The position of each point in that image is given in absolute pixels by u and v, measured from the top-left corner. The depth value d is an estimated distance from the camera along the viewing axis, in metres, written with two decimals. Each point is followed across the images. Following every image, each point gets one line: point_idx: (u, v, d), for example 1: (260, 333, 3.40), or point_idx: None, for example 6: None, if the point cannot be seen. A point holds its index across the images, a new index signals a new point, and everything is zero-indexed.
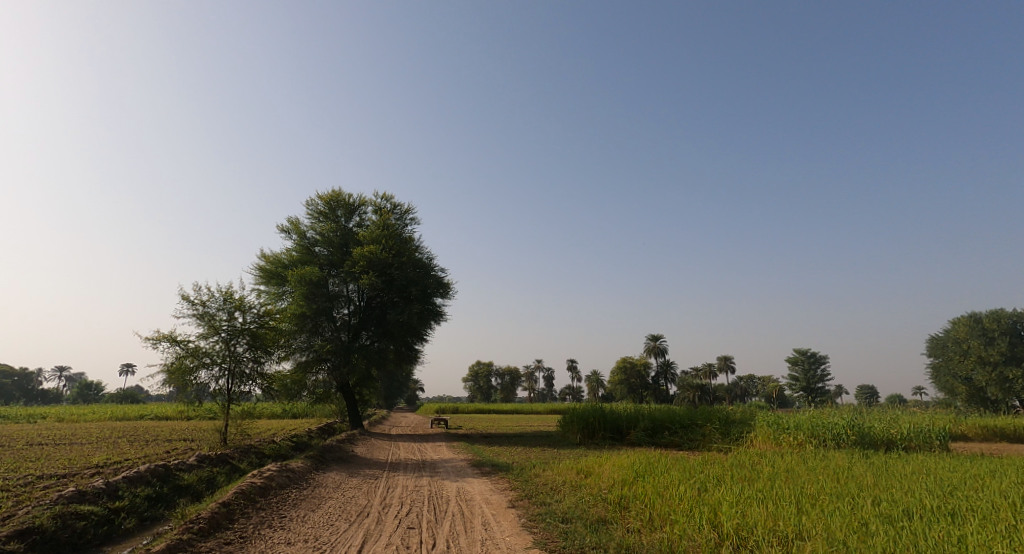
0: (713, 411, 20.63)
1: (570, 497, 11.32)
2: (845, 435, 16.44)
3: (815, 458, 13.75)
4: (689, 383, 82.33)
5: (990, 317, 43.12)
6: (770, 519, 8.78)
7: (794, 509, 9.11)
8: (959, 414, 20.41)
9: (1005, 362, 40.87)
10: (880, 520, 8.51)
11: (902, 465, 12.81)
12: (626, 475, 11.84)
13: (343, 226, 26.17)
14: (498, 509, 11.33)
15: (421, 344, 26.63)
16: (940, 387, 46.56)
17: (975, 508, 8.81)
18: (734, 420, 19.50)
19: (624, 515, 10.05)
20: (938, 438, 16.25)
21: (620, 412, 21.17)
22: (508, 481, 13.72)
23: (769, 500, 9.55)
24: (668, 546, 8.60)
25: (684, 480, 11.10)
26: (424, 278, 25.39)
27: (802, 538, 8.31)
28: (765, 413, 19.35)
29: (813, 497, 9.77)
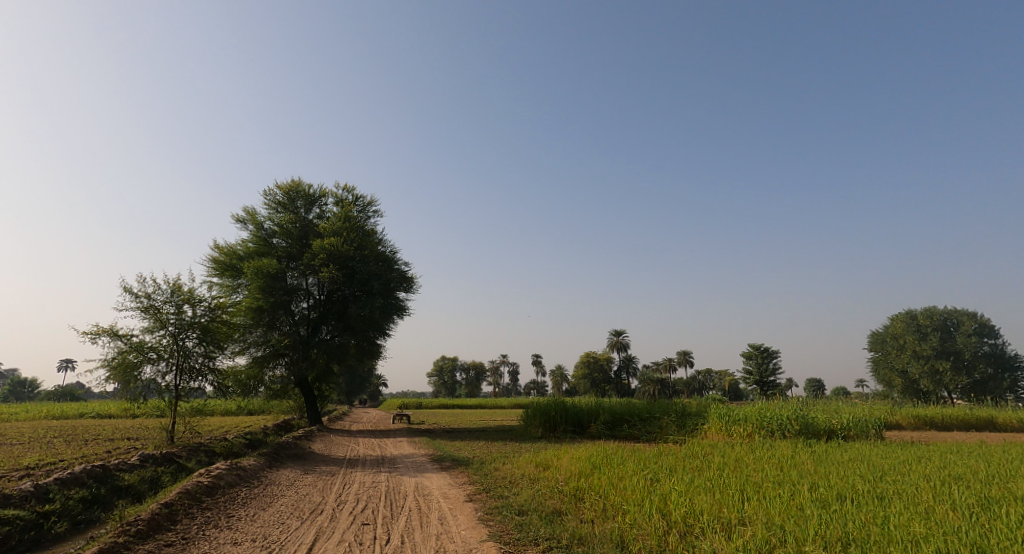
0: (670, 405, 21.09)
1: (528, 490, 11.45)
2: (790, 424, 17.08)
3: (761, 448, 14.29)
4: (650, 378, 84.02)
5: (924, 315, 45.74)
6: (715, 506, 9.11)
7: (738, 496, 9.46)
8: (894, 405, 21.40)
9: (936, 355, 43.47)
10: (815, 505, 8.94)
11: (840, 453, 13.47)
12: (583, 467, 12.07)
13: (303, 217, 25.62)
14: (455, 503, 11.38)
15: (383, 340, 26.27)
16: (878, 379, 48.47)
17: (901, 491, 9.32)
18: (690, 413, 20.01)
19: (578, 506, 10.20)
20: (873, 427, 17.16)
21: (581, 406, 21.40)
22: (467, 476, 13.79)
23: (716, 488, 9.92)
24: (618, 536, 8.77)
25: (637, 471, 11.40)
26: (386, 272, 25.09)
27: (743, 523, 8.65)
28: (719, 405, 19.94)
29: (757, 484, 10.17)
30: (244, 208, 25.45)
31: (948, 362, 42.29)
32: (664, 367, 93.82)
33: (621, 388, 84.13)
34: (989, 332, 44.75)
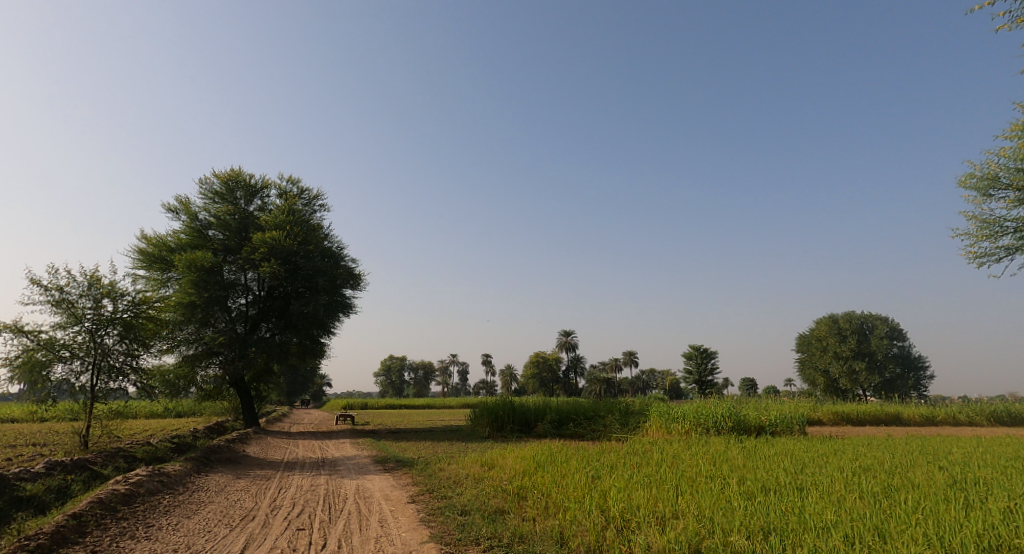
0: (614, 404, 21.42)
1: (472, 489, 11.34)
2: (723, 421, 17.67)
3: (697, 444, 14.71)
4: (596, 377, 85.52)
5: (844, 318, 48.22)
6: (651, 501, 9.26)
7: (673, 491, 9.67)
8: (816, 403, 22.52)
9: (854, 356, 46.23)
10: (741, 497, 9.24)
11: (768, 448, 14.05)
12: (526, 466, 12.08)
13: (242, 209, 24.59)
14: (397, 505, 11.17)
15: (327, 339, 25.51)
16: (804, 378, 50.99)
17: (816, 482, 9.77)
18: (633, 411, 20.40)
19: (521, 504, 10.17)
20: (797, 423, 17.98)
21: (528, 405, 21.44)
22: (411, 477, 13.55)
23: (653, 484, 10.12)
24: (558, 532, 8.77)
25: (579, 468, 11.50)
26: (332, 268, 24.38)
27: (676, 516, 8.83)
28: (660, 404, 20.42)
29: (692, 479, 10.44)
30: (177, 196, 24.20)
31: (863, 362, 45.20)
32: (609, 367, 95.69)
33: (567, 387, 85.19)
34: (898, 335, 48.02)
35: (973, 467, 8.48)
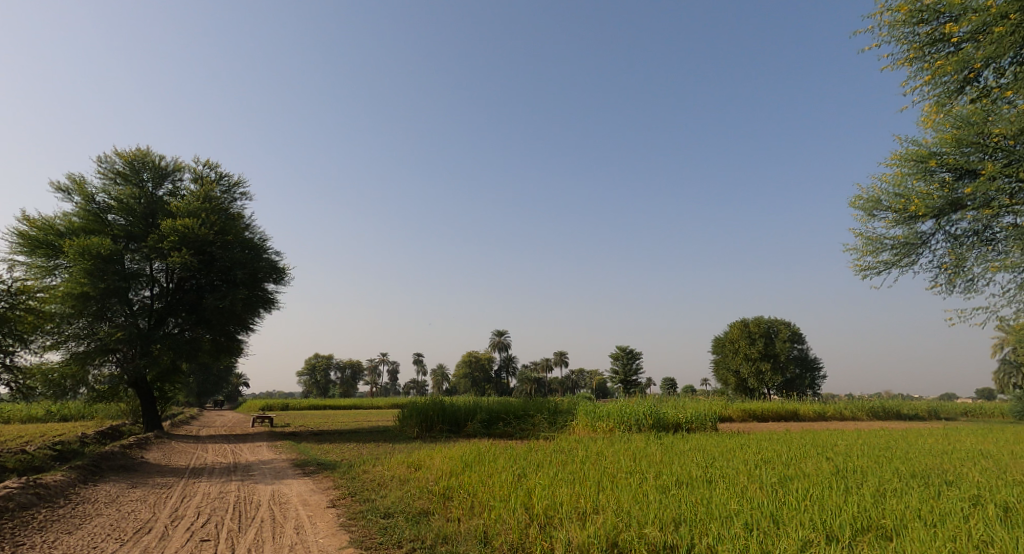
0: (543, 403, 21.78)
1: (396, 491, 11.19)
2: (645, 419, 18.36)
3: (620, 441, 15.25)
4: (526, 377, 86.58)
5: (754, 322, 51.09)
6: (573, 497, 9.49)
7: (594, 487, 9.97)
8: (728, 401, 23.82)
9: (761, 358, 49.11)
10: (657, 491, 9.67)
11: (683, 443, 14.77)
12: (453, 466, 12.07)
13: (149, 192, 23.12)
14: (315, 510, 10.86)
15: (244, 335, 24.33)
16: (718, 378, 53.67)
17: (724, 474, 10.37)
18: (561, 410, 20.79)
19: (446, 505, 10.13)
20: (709, 420, 18.96)
21: (458, 405, 21.31)
22: (332, 480, 13.21)
23: (576, 481, 10.39)
24: (482, 532, 8.79)
25: (506, 467, 11.59)
26: (252, 260, 23.30)
27: (596, 511, 9.09)
28: (586, 403, 20.97)
29: (613, 475, 10.81)
30: (72, 175, 22.40)
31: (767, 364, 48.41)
32: (540, 367, 97.22)
33: (497, 387, 85.71)
34: (797, 337, 51.33)
35: (859, 457, 9.27)
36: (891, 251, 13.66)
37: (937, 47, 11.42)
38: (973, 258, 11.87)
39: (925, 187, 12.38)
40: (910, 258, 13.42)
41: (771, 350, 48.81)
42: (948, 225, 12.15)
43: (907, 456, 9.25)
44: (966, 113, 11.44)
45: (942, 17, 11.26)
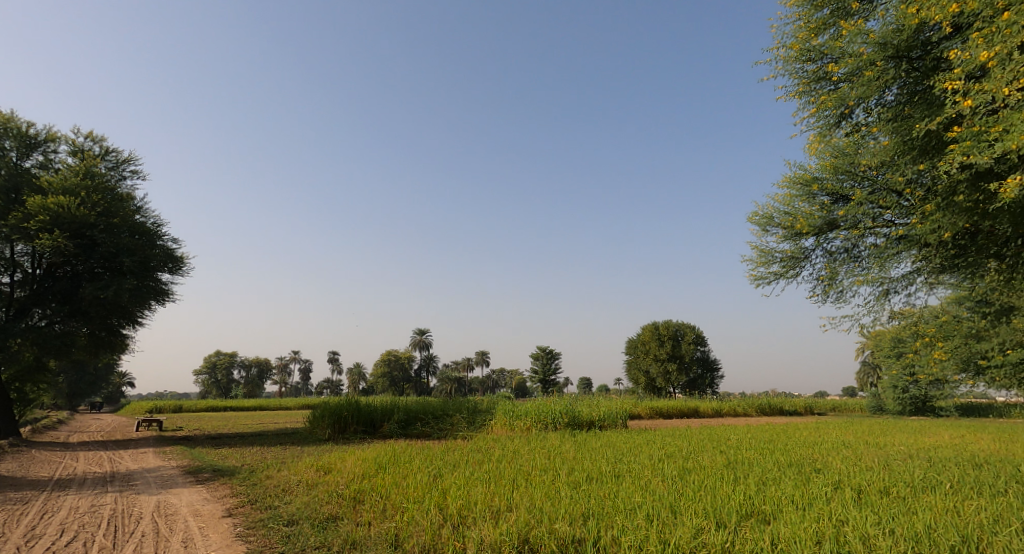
0: (462, 403, 21.74)
1: (302, 497, 10.86)
2: (560, 417, 18.87)
3: (536, 439, 15.64)
4: (446, 377, 86.47)
5: (663, 325, 53.28)
6: (487, 497, 9.64)
7: (508, 486, 10.17)
8: (639, 399, 24.91)
9: (669, 359, 51.82)
10: (568, 487, 10.00)
11: (595, 440, 15.38)
12: (367, 468, 11.92)
13: (16, 164, 20.97)
14: (208, 520, 10.34)
15: (129, 327, 22.56)
16: (630, 378, 55.93)
17: (633, 468, 10.94)
18: (480, 410, 21.00)
19: (356, 508, 9.95)
20: (620, 417, 19.80)
21: (374, 405, 20.50)
22: (230, 487, 12.63)
23: (490, 479, 10.56)
24: (393, 535, 8.72)
25: (422, 468, 11.61)
26: (141, 247, 21.61)
27: (509, 508, 9.26)
28: (504, 402, 21.28)
29: (527, 473, 11.09)
30: None
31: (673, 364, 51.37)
32: (460, 365, 97.37)
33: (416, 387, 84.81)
34: (700, 341, 54.46)
35: (747, 450, 10.11)
36: (780, 263, 14.88)
37: (818, 87, 12.10)
38: (844, 272, 13.10)
39: (807, 209, 13.21)
40: (796, 270, 14.65)
41: (679, 350, 51.71)
42: (825, 242, 13.32)
43: (789, 448, 10.22)
44: (840, 145, 12.27)
45: (822, 59, 11.93)
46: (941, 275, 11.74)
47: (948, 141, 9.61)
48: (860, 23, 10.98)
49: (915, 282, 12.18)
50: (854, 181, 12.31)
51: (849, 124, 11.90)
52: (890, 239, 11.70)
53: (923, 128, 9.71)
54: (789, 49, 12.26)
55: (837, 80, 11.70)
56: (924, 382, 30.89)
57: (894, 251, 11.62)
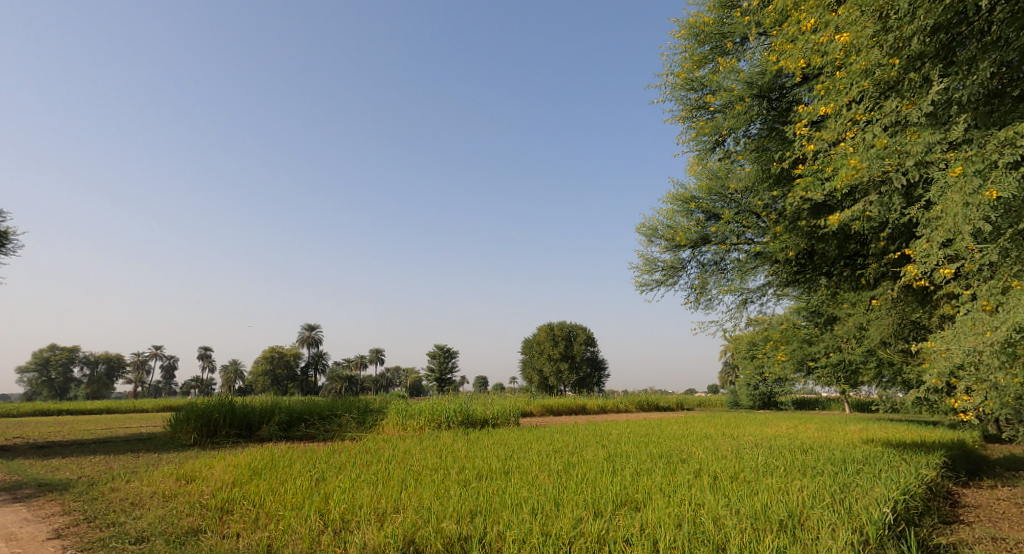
0: (350, 403, 20.61)
1: (156, 510, 8.70)
2: (455, 416, 18.94)
3: (428, 439, 15.69)
4: (337, 375, 83.90)
5: (559, 326, 55.33)
6: (374, 499, 8.63)
7: (396, 487, 9.46)
8: (533, 398, 25.41)
9: (561, 359, 53.73)
10: (456, 486, 9.80)
11: (488, 438, 15.73)
12: (239, 474, 10.37)
13: None
14: (26, 545, 7.70)
15: None
16: (524, 376, 57.22)
17: (522, 464, 11.32)
18: (371, 409, 20.35)
19: (224, 519, 8.31)
20: (514, 415, 20.38)
21: (251, 407, 18.19)
22: (64, 501, 9.65)
23: (377, 481, 9.85)
24: (266, 546, 7.35)
25: (303, 472, 10.54)
26: None
27: (395, 511, 8.25)
28: (398, 401, 21.02)
29: (417, 473, 10.75)
30: None
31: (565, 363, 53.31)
32: (352, 364, 95.06)
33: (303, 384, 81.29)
34: (592, 341, 56.92)
35: (626, 443, 10.98)
36: (661, 272, 16.02)
37: (700, 113, 13.19)
38: (712, 282, 14.33)
39: (685, 223, 14.27)
40: (674, 279, 15.84)
41: (571, 350, 53.89)
42: (698, 254, 14.51)
43: (662, 441, 11.13)
44: (715, 168, 13.36)
45: (704, 89, 13.02)
46: (787, 288, 13.21)
47: (795, 174, 11.02)
48: (735, 62, 12.16)
49: (768, 294, 13.60)
50: (725, 202, 13.43)
51: (722, 149, 13.07)
52: (750, 254, 13.07)
53: (781, 160, 11.14)
54: (676, 77, 13.26)
55: (714, 110, 12.81)
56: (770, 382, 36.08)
57: (752, 266, 12.92)
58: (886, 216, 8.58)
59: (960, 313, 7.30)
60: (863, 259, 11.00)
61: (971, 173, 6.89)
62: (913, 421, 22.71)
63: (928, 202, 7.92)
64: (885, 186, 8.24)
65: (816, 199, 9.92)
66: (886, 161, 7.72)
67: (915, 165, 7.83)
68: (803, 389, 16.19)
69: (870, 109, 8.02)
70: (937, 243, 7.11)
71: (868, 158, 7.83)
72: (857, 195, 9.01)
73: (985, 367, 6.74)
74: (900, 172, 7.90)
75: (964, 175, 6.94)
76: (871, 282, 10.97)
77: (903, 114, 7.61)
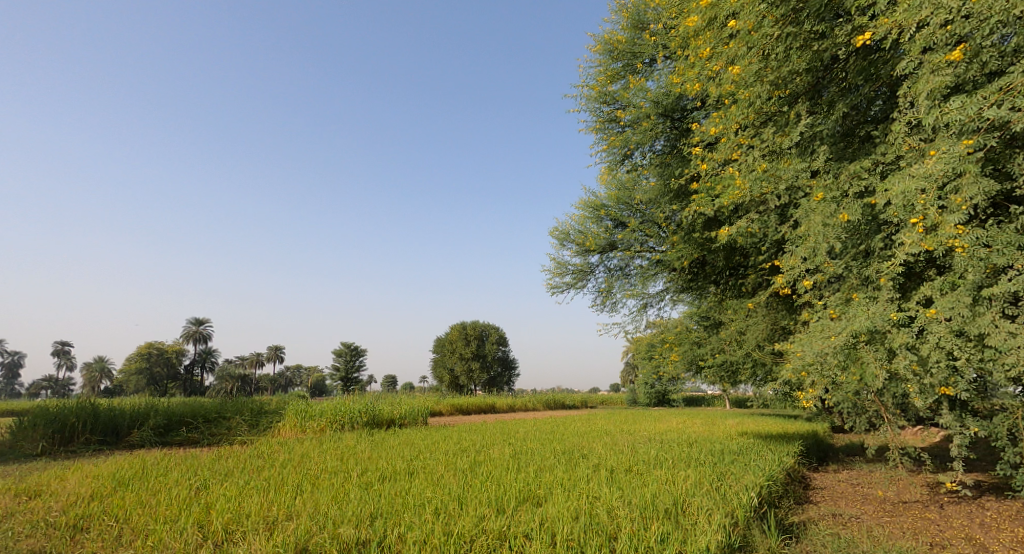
0: (239, 403, 17.63)
1: None
2: (360, 417, 17.07)
3: (331, 439, 14.21)
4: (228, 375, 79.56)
5: (471, 325, 55.50)
6: (265, 506, 7.08)
7: (291, 493, 7.63)
8: (440, 397, 25.16)
9: (472, 358, 53.82)
10: (361, 487, 8.09)
11: (395, 438, 15.26)
12: (97, 487, 8.00)
13: None
14: None
15: None
16: (435, 376, 56.71)
17: (430, 466, 9.86)
18: (267, 411, 17.48)
19: (77, 539, 6.46)
20: (421, 414, 20.03)
21: (117, 408, 14.66)
22: None
23: (270, 489, 7.83)
24: None
25: (181, 480, 8.27)
26: None
27: (289, 518, 6.86)
28: (296, 401, 18.30)
29: (314, 477, 8.65)
30: None
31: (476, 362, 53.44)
32: (247, 362, 90.97)
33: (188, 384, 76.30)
34: (503, 342, 57.56)
35: (530, 441, 11.18)
36: (571, 275, 16.51)
37: (611, 126, 13.80)
38: (617, 286, 15.00)
39: (595, 230, 14.82)
40: (583, 282, 16.40)
41: (483, 350, 54.25)
42: (606, 259, 15.13)
43: (566, 438, 11.53)
44: (623, 179, 13.98)
45: (616, 104, 13.61)
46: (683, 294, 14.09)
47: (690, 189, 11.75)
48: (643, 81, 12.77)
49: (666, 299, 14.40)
50: (631, 212, 14.11)
51: (631, 162, 13.77)
52: (651, 262, 13.79)
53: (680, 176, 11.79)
54: (591, 89, 13.76)
55: (624, 125, 13.47)
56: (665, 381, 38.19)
57: (653, 273, 13.64)
58: (764, 233, 9.38)
59: (813, 320, 8.03)
60: (745, 269, 11.93)
61: (830, 200, 7.79)
62: (781, 414, 25.08)
63: (795, 222, 8.81)
64: (761, 206, 9.04)
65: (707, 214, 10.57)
66: (763, 184, 8.44)
67: (787, 189, 8.64)
68: (692, 388, 17.39)
69: (753, 136, 8.83)
70: (799, 259, 7.82)
71: (750, 180, 8.54)
72: (741, 212, 9.80)
73: (827, 367, 7.36)
74: (775, 194, 8.61)
75: (825, 200, 7.85)
76: (751, 291, 11.89)
77: (776, 144, 8.41)
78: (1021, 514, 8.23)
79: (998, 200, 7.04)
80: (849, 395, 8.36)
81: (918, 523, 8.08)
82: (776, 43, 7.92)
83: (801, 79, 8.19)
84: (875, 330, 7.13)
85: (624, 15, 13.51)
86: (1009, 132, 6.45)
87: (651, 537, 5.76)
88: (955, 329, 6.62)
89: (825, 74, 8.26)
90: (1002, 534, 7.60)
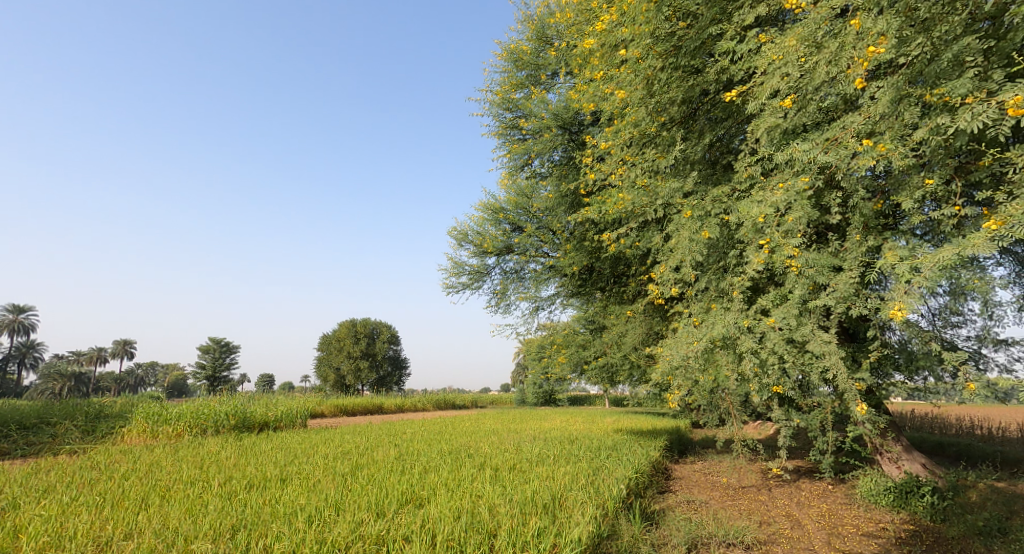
0: (73, 408, 15.77)
1: None
2: (226, 419, 15.89)
3: (190, 446, 13.13)
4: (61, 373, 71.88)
5: (362, 324, 54.04)
6: (96, 524, 6.45)
7: (132, 507, 7.02)
8: (322, 397, 24.18)
9: (361, 357, 52.36)
10: (221, 498, 7.56)
11: (268, 441, 14.41)
12: None
13: None
14: None
15: None
16: (320, 375, 54.45)
17: (300, 472, 9.44)
18: (107, 415, 15.63)
19: None
20: (300, 417, 18.82)
21: None
22: None
23: (106, 504, 7.16)
24: None
25: None
26: None
27: (128, 537, 6.30)
28: (146, 405, 16.58)
29: (165, 488, 7.99)
30: None
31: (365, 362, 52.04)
32: (86, 358, 82.64)
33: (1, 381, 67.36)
34: (395, 341, 56.69)
35: (415, 442, 11.06)
36: (467, 276, 16.62)
37: (512, 133, 14.12)
38: (512, 288, 15.33)
39: (493, 232, 15.04)
40: (479, 284, 16.59)
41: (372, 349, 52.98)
42: (502, 261, 15.40)
43: (451, 438, 11.59)
44: (522, 186, 14.31)
45: (518, 112, 13.97)
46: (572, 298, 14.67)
47: (583, 200, 12.29)
48: (544, 92, 13.17)
49: (556, 302, 14.91)
50: (529, 218, 14.48)
51: (530, 169, 14.11)
52: (544, 266, 14.24)
53: (571, 187, 12.21)
54: (494, 95, 13.99)
55: (525, 133, 13.82)
56: (550, 383, 39.33)
57: (546, 277, 14.07)
58: (645, 245, 9.98)
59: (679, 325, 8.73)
60: (627, 277, 12.58)
61: (697, 217, 8.38)
62: (653, 414, 26.86)
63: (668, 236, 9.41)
64: (641, 220, 9.62)
65: (595, 223, 11.11)
66: (642, 198, 8.99)
67: (662, 205, 9.23)
68: (577, 388, 18.04)
69: (634, 154, 9.32)
70: (670, 269, 8.40)
71: (632, 194, 9.05)
72: (625, 225, 10.36)
73: (690, 371, 7.94)
74: (655, 208, 9.20)
75: (692, 219, 8.35)
76: (632, 298, 12.62)
77: (655, 164, 8.97)
78: (827, 493, 9.72)
79: (818, 227, 8.01)
80: (705, 395, 9.16)
81: (753, 505, 9.00)
82: (659, 72, 8.56)
83: (677, 107, 8.85)
84: (728, 337, 7.75)
85: (529, 27, 13.87)
86: (831, 172, 7.25)
87: (529, 532, 5.98)
88: (787, 338, 7.37)
89: (696, 105, 9.08)
90: (813, 510, 8.82)
